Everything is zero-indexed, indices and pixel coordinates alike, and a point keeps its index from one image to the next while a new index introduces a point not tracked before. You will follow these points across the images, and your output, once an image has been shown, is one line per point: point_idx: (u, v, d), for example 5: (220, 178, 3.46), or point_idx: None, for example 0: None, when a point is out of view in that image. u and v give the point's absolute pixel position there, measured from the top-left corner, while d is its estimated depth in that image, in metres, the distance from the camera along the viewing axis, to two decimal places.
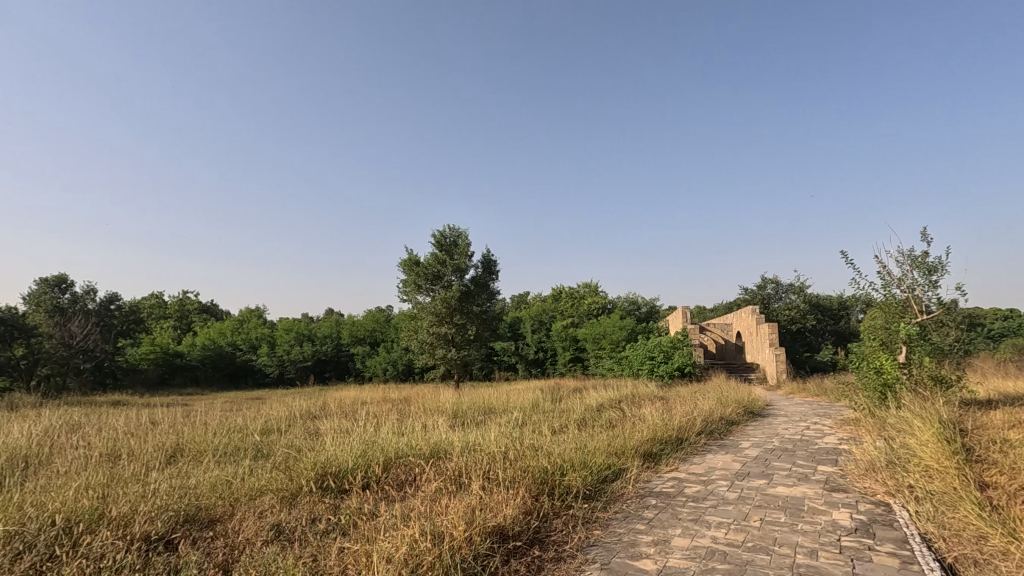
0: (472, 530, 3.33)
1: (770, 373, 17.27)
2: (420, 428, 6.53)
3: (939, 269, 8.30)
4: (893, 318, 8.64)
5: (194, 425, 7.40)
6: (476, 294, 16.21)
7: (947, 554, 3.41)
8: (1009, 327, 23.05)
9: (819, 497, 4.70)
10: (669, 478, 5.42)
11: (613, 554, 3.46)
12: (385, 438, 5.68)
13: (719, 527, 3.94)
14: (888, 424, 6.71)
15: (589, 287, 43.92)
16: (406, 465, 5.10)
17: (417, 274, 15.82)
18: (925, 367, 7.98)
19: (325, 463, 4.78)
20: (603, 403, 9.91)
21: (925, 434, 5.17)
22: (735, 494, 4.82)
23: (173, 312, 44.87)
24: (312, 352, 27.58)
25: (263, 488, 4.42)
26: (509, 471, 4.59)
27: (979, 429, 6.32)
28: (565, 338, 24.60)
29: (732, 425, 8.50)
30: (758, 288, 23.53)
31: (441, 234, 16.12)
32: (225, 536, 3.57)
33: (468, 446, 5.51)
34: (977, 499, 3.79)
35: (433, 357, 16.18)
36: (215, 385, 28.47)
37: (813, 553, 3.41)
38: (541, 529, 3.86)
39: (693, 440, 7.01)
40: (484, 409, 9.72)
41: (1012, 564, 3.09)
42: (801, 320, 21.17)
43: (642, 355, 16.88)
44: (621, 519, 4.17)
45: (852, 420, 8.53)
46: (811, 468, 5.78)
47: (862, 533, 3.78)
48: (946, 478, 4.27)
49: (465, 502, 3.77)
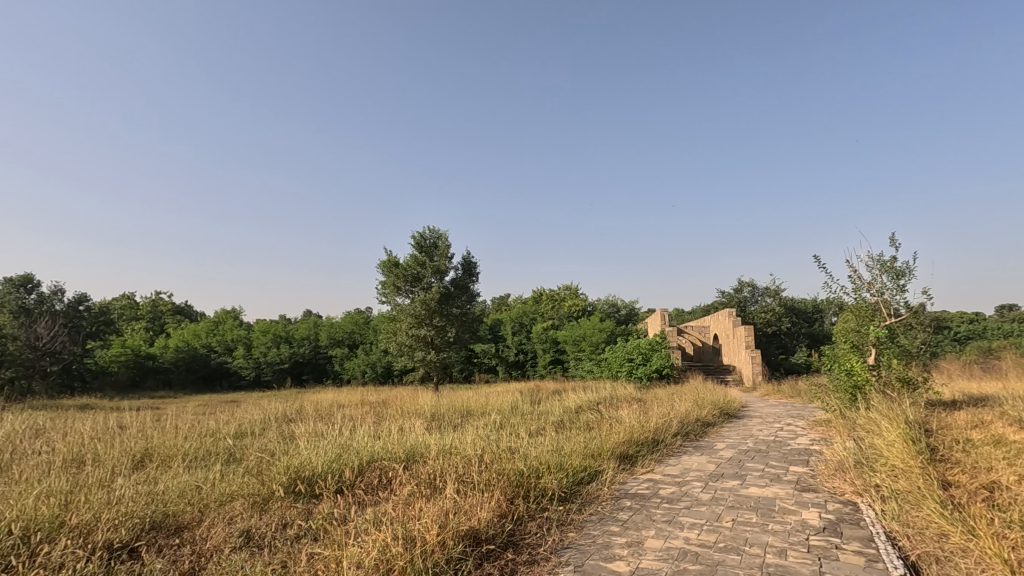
0: (445, 534, 3.31)
1: (746, 375, 17.55)
2: (397, 431, 6.49)
3: (907, 273, 8.53)
4: (863, 322, 8.81)
5: (165, 430, 7.20)
6: (456, 296, 16.18)
7: (910, 552, 3.49)
8: (974, 330, 23.75)
9: (790, 497, 4.78)
10: (645, 480, 5.46)
11: (587, 555, 3.48)
12: (361, 441, 5.62)
13: (692, 527, 3.98)
14: (858, 425, 6.88)
15: (569, 289, 44.30)
16: (381, 468, 5.05)
17: (397, 275, 15.71)
18: (893, 369, 8.22)
19: (298, 466, 4.73)
20: (582, 404, 9.99)
21: (892, 434, 5.32)
22: (709, 494, 4.90)
23: (145, 313, 43.85)
24: (289, 354, 27.23)
25: (235, 493, 4.34)
26: (483, 474, 4.56)
27: (944, 430, 6.52)
28: (545, 341, 24.69)
29: (708, 426, 8.65)
30: (735, 291, 23.83)
31: (422, 235, 16.01)
32: (192, 544, 3.49)
33: (445, 448, 5.50)
34: (940, 498, 3.90)
35: (412, 360, 16.05)
36: (188, 389, 27.87)
37: (783, 553, 3.47)
38: (515, 531, 3.86)
39: (669, 441, 7.08)
40: (463, 411, 9.69)
41: (970, 560, 3.19)
42: (777, 323, 21.50)
43: (622, 357, 17.00)
44: (595, 521, 4.20)
45: (824, 421, 8.72)
46: (783, 468, 5.91)
47: (830, 532, 3.85)
48: (911, 478, 4.38)
49: (439, 505, 3.74)
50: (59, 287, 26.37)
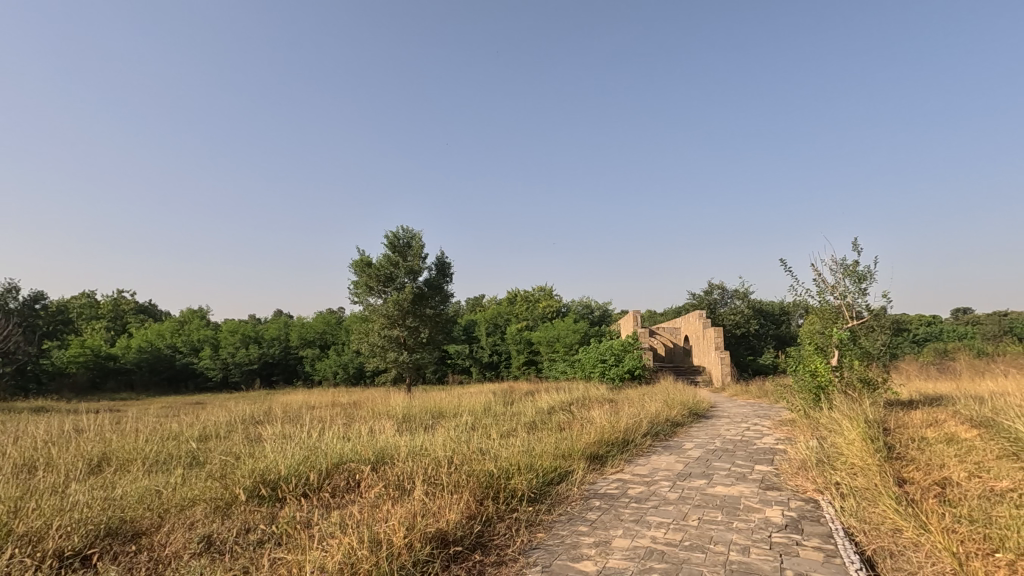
0: (412, 536, 3.27)
1: (716, 375, 17.86)
2: (367, 433, 6.42)
3: (868, 277, 8.82)
4: (827, 324, 9.04)
5: (125, 433, 6.95)
6: (429, 296, 16.09)
7: (867, 547, 3.59)
8: (932, 333, 24.61)
9: (754, 496, 4.88)
10: (614, 480, 5.52)
11: (555, 556, 3.49)
12: (329, 443, 5.53)
13: (658, 527, 4.03)
14: (821, 425, 7.07)
15: (543, 290, 44.65)
16: (349, 471, 4.98)
17: (370, 275, 15.57)
18: (854, 370, 8.49)
19: (263, 470, 4.63)
20: (554, 404, 10.05)
21: (852, 433, 5.49)
22: (676, 493, 4.97)
23: (105, 312, 42.19)
24: (258, 355, 26.64)
25: (197, 497, 4.23)
26: (452, 476, 4.53)
27: (901, 429, 6.75)
28: (519, 342, 24.72)
29: (677, 426, 8.79)
30: (705, 293, 24.22)
31: (395, 235, 15.89)
32: (150, 550, 3.38)
33: (414, 450, 5.46)
34: (895, 495, 4.04)
35: (384, 361, 15.84)
36: (152, 391, 27.04)
37: (746, 551, 3.54)
38: (484, 533, 3.84)
39: (638, 442, 7.16)
40: (435, 413, 9.64)
41: (921, 554, 3.30)
42: (745, 325, 22.00)
43: (595, 358, 17.15)
44: (564, 521, 4.22)
45: (789, 421, 8.93)
46: (748, 468, 6.03)
47: (791, 529, 3.94)
48: (869, 476, 4.53)
49: (407, 507, 3.71)
50: (13, 284, 25.36)
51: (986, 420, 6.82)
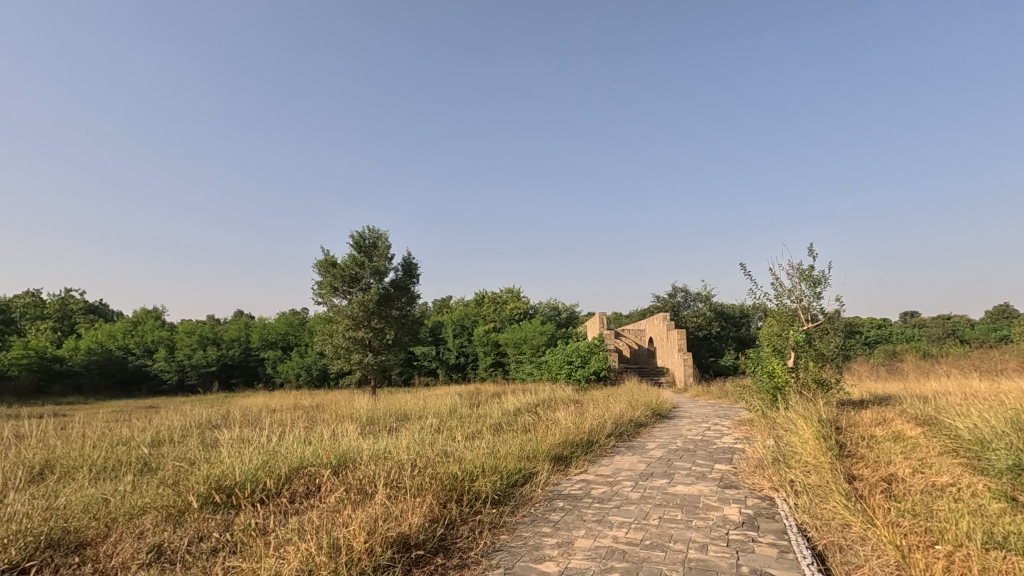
0: (373, 541, 3.23)
1: (679, 376, 18.21)
2: (329, 436, 6.30)
3: (823, 281, 9.15)
4: (784, 327, 9.32)
5: (71, 440, 6.62)
6: (395, 297, 15.92)
7: (818, 542, 3.72)
8: (882, 335, 25.73)
9: (713, 494, 5.00)
10: (577, 480, 5.57)
11: (517, 558, 3.49)
12: (289, 447, 5.40)
13: (620, 526, 4.08)
14: (777, 424, 7.28)
15: (511, 292, 44.85)
16: (309, 475, 4.87)
17: (334, 275, 15.30)
18: (809, 371, 8.79)
19: (219, 476, 4.49)
20: (520, 406, 10.06)
21: (806, 432, 5.68)
22: (638, 493, 5.04)
23: (52, 312, 40.10)
24: (216, 357, 25.79)
25: (147, 505, 4.06)
26: (415, 479, 4.48)
27: (852, 427, 7.03)
28: (486, 343, 24.69)
29: (640, 426, 8.92)
30: (669, 296, 24.74)
31: (360, 235, 15.68)
32: (95, 562, 3.23)
33: (378, 453, 5.38)
34: (845, 491, 4.20)
35: (349, 362, 15.56)
36: (102, 394, 25.87)
37: (704, 548, 3.62)
38: (446, 536, 3.82)
39: (602, 442, 7.24)
40: (400, 415, 9.54)
41: (868, 548, 3.44)
42: (707, 326, 22.61)
43: (561, 359, 17.27)
44: (528, 523, 4.23)
45: (747, 420, 9.18)
46: (707, 467, 6.16)
47: (747, 526, 4.05)
48: (821, 473, 4.70)
49: (368, 511, 3.65)
50: None
51: (930, 419, 7.17)
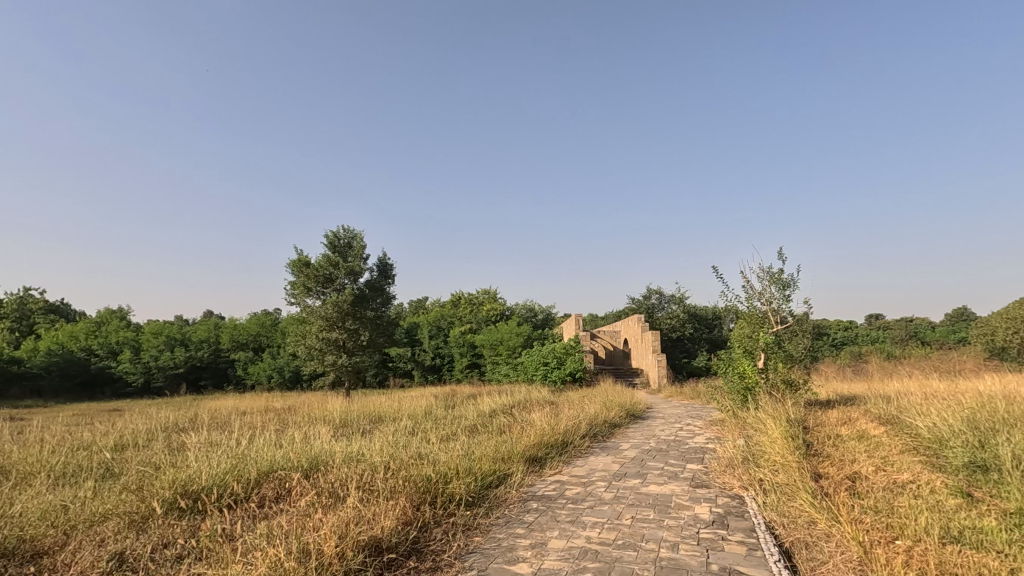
0: (345, 545, 3.19)
1: (653, 378, 18.41)
2: (300, 438, 6.19)
3: (792, 284, 9.39)
4: (755, 328, 9.51)
5: (28, 445, 6.36)
6: (370, 298, 15.75)
7: (785, 539, 3.81)
8: (848, 337, 26.49)
9: (685, 494, 5.07)
10: (552, 481, 5.59)
11: (491, 559, 3.49)
12: (259, 451, 5.29)
13: (593, 527, 4.11)
14: (748, 424, 7.43)
15: (487, 293, 44.86)
16: (279, 479, 4.78)
17: (308, 275, 15.08)
18: (779, 372, 8.99)
19: (185, 481, 4.37)
20: (495, 408, 10.04)
21: (775, 432, 5.81)
22: (611, 493, 5.09)
23: (9, 312, 38.53)
24: (184, 359, 25.12)
25: (109, 512, 3.93)
26: (388, 481, 4.44)
27: (819, 427, 7.21)
28: (462, 345, 24.61)
29: (614, 427, 9.00)
30: (643, 298, 25.05)
31: (335, 235, 15.48)
32: (52, 572, 3.11)
33: (351, 455, 5.32)
34: (811, 489, 4.31)
35: (322, 364, 15.33)
36: (63, 397, 24.96)
37: (675, 547, 3.67)
38: (419, 539, 3.79)
39: (577, 443, 7.28)
40: (374, 417, 9.44)
41: (832, 545, 3.53)
42: (680, 328, 22.97)
43: (537, 361, 17.31)
44: (502, 524, 4.23)
45: (719, 420, 9.35)
46: (679, 467, 6.25)
47: (717, 525, 4.12)
48: (789, 472, 4.81)
49: (339, 515, 3.60)
50: None
51: (892, 418, 7.40)
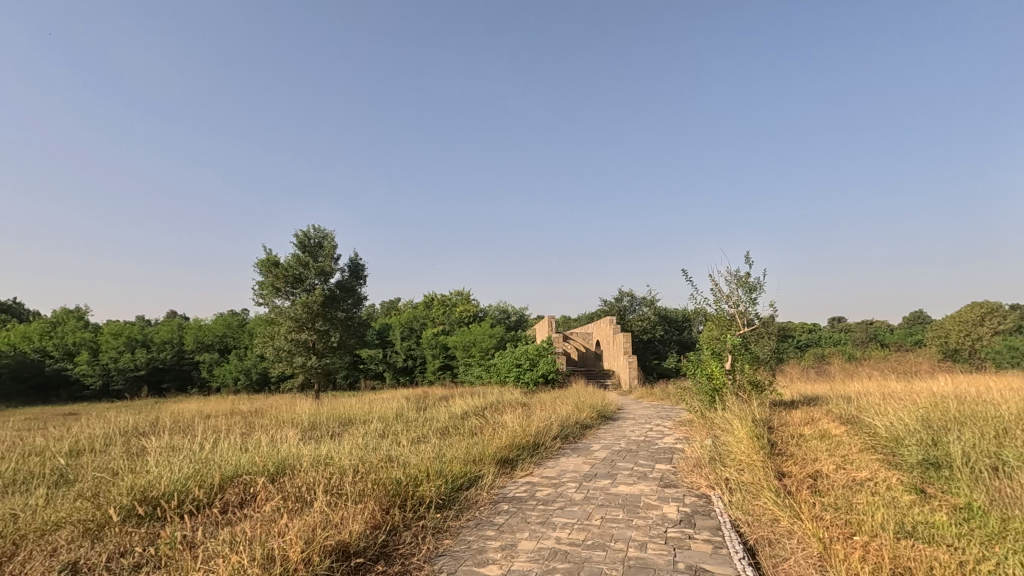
0: (311, 550, 3.14)
1: (624, 380, 18.59)
2: (267, 442, 6.06)
3: (758, 288, 9.63)
4: (722, 330, 9.70)
5: None
6: (341, 299, 15.53)
7: (749, 537, 3.90)
8: (813, 339, 27.27)
9: (654, 493, 5.15)
10: (523, 482, 5.59)
11: (460, 562, 3.47)
12: (223, 454, 5.16)
13: (563, 527, 4.14)
14: (715, 424, 7.57)
15: (461, 295, 44.74)
16: (244, 484, 4.66)
17: (277, 275, 14.79)
18: (745, 373, 9.18)
19: (145, 487, 4.23)
20: (467, 410, 9.99)
21: (741, 432, 5.95)
22: (582, 494, 5.13)
23: None
24: (146, 360, 24.31)
25: (63, 520, 3.77)
26: (357, 485, 4.38)
27: (783, 427, 7.39)
28: (435, 346, 24.47)
29: (586, 428, 9.06)
30: (616, 300, 25.35)
31: (305, 234, 15.22)
32: None
33: (319, 459, 5.22)
34: (775, 488, 4.42)
35: (291, 366, 15.03)
36: (14, 401, 23.87)
37: (644, 546, 3.72)
38: (388, 543, 3.75)
39: (548, 444, 7.30)
40: (343, 420, 9.30)
41: (794, 542, 3.63)
42: (651, 330, 23.30)
43: (510, 362, 17.31)
44: (472, 526, 4.21)
45: (688, 421, 9.50)
46: (649, 467, 6.34)
47: (685, 524, 4.20)
48: (754, 471, 4.92)
49: (306, 520, 3.53)
50: None
51: (853, 418, 7.64)
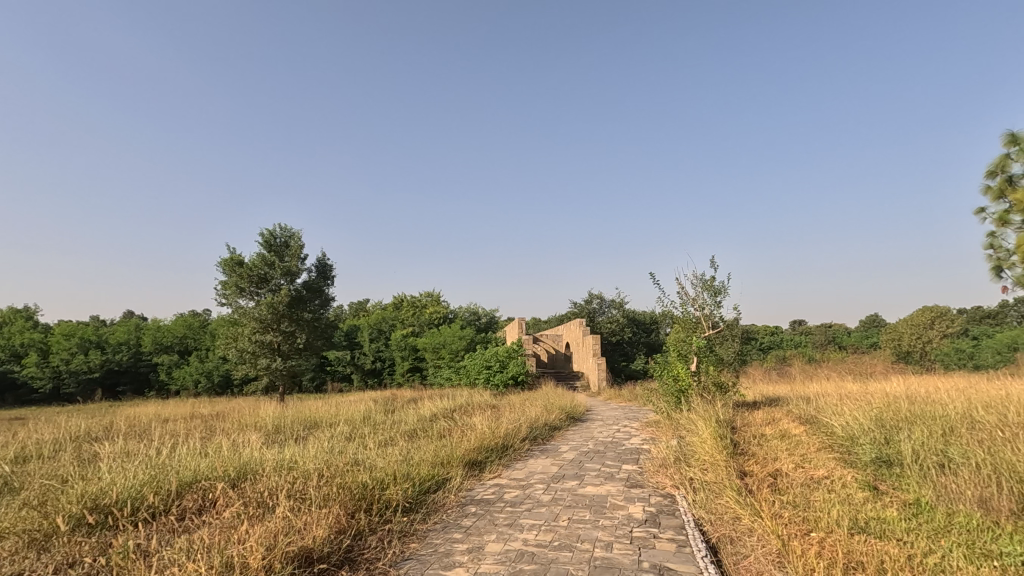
0: (273, 557, 3.06)
1: (593, 381, 18.78)
2: (229, 446, 5.89)
3: (722, 292, 9.86)
4: (688, 333, 9.88)
5: None
6: (307, 299, 15.23)
7: (712, 535, 3.98)
8: (775, 341, 28.08)
9: (620, 494, 5.21)
10: (491, 485, 5.58)
11: (427, 565, 3.44)
12: (182, 460, 5.00)
13: (530, 529, 4.15)
14: (681, 425, 7.71)
15: (431, 296, 44.48)
16: (203, 490, 4.52)
17: (241, 275, 14.42)
18: (710, 375, 9.37)
19: (98, 495, 4.06)
20: (436, 412, 9.92)
21: (705, 432, 6.08)
22: (550, 495, 5.15)
23: None
24: (100, 363, 23.37)
25: (7, 530, 3.59)
26: (321, 489, 4.30)
27: (745, 427, 7.58)
28: (404, 348, 24.25)
29: (555, 430, 9.12)
30: (585, 302, 25.61)
31: (271, 233, 14.89)
32: None
33: (283, 463, 5.11)
34: (736, 487, 4.53)
35: (255, 368, 14.65)
36: None
37: (610, 546, 3.76)
38: (353, 547, 3.70)
39: (517, 446, 7.31)
40: (309, 423, 9.12)
41: (755, 540, 3.71)
42: (620, 332, 23.59)
43: (479, 364, 17.26)
44: (439, 530, 4.18)
45: (654, 422, 9.64)
46: (616, 467, 6.42)
47: (650, 523, 4.26)
48: (717, 471, 5.03)
49: (267, 525, 3.45)
50: None
51: (811, 418, 7.90)
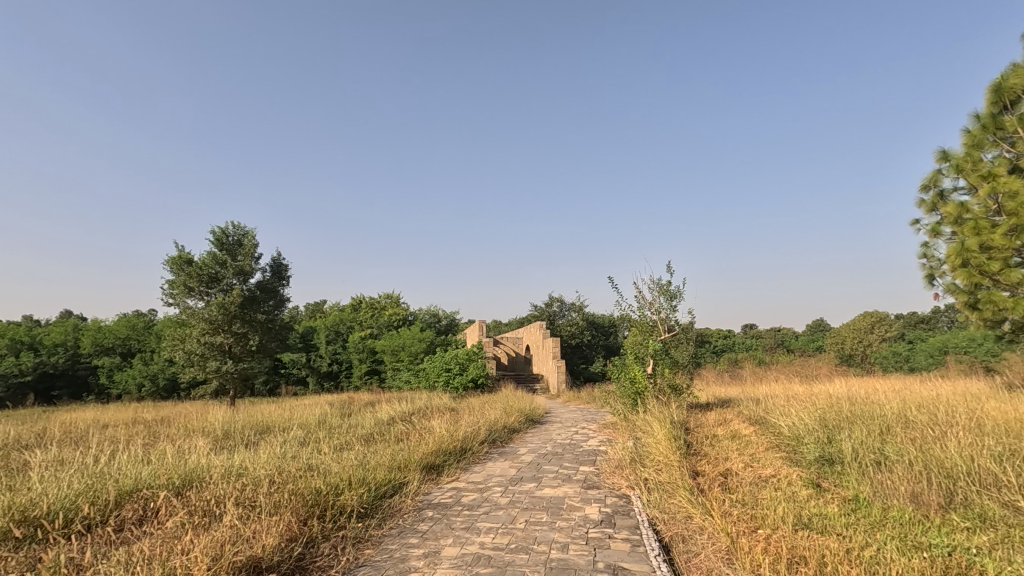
0: (218, 567, 2.95)
1: (552, 384, 18.92)
2: (174, 453, 5.64)
3: (678, 296, 10.12)
4: (645, 336, 10.08)
5: None
6: (261, 300, 14.76)
7: (665, 534, 4.07)
8: (728, 344, 29.01)
9: (577, 495, 5.26)
10: (448, 488, 5.54)
11: (380, 572, 3.39)
12: (122, 467, 4.76)
13: (487, 532, 4.15)
14: (637, 426, 7.86)
15: (390, 297, 43.88)
16: (145, 499, 4.31)
17: (190, 274, 13.85)
18: (665, 377, 9.59)
19: (27, 507, 3.81)
20: (394, 415, 9.78)
21: (659, 434, 6.22)
22: (507, 498, 5.15)
23: None
24: (32, 365, 21.99)
25: None
26: (272, 496, 4.18)
27: (698, 428, 7.79)
28: (362, 350, 23.82)
29: (513, 432, 9.13)
30: (546, 305, 25.80)
31: (223, 231, 14.37)
32: None
33: (231, 469, 4.93)
34: (689, 487, 4.65)
35: (203, 371, 14.07)
36: None
37: (566, 548, 3.79)
38: (305, 555, 3.60)
39: (475, 449, 7.28)
40: (261, 427, 8.82)
41: (706, 538, 3.81)
42: (579, 335, 23.86)
43: (439, 367, 17.13)
44: (394, 535, 4.12)
45: (611, 424, 9.78)
46: (573, 469, 6.48)
47: (605, 524, 4.32)
48: (671, 471, 5.14)
49: (213, 535, 3.32)
50: None
51: (760, 419, 8.19)
